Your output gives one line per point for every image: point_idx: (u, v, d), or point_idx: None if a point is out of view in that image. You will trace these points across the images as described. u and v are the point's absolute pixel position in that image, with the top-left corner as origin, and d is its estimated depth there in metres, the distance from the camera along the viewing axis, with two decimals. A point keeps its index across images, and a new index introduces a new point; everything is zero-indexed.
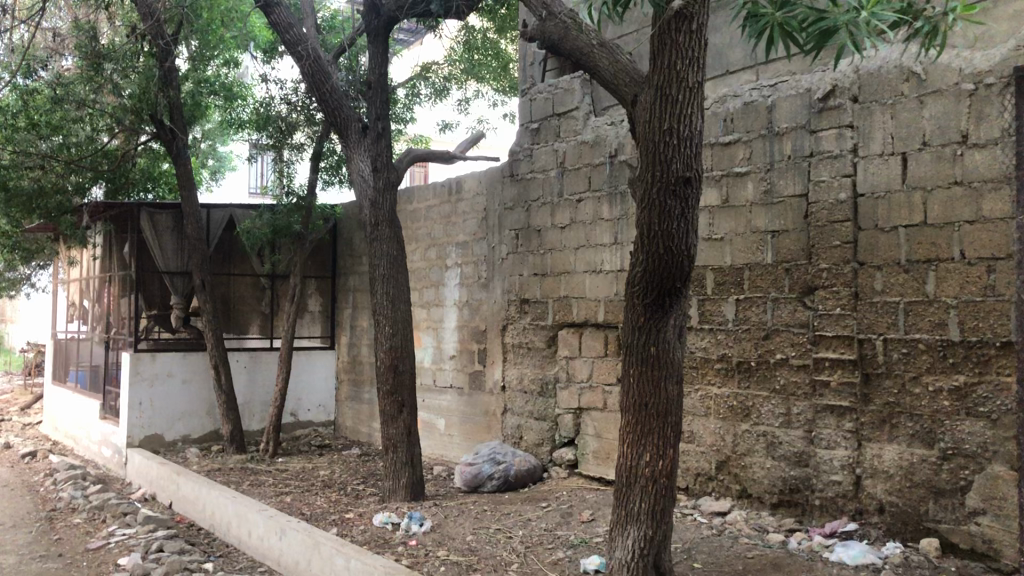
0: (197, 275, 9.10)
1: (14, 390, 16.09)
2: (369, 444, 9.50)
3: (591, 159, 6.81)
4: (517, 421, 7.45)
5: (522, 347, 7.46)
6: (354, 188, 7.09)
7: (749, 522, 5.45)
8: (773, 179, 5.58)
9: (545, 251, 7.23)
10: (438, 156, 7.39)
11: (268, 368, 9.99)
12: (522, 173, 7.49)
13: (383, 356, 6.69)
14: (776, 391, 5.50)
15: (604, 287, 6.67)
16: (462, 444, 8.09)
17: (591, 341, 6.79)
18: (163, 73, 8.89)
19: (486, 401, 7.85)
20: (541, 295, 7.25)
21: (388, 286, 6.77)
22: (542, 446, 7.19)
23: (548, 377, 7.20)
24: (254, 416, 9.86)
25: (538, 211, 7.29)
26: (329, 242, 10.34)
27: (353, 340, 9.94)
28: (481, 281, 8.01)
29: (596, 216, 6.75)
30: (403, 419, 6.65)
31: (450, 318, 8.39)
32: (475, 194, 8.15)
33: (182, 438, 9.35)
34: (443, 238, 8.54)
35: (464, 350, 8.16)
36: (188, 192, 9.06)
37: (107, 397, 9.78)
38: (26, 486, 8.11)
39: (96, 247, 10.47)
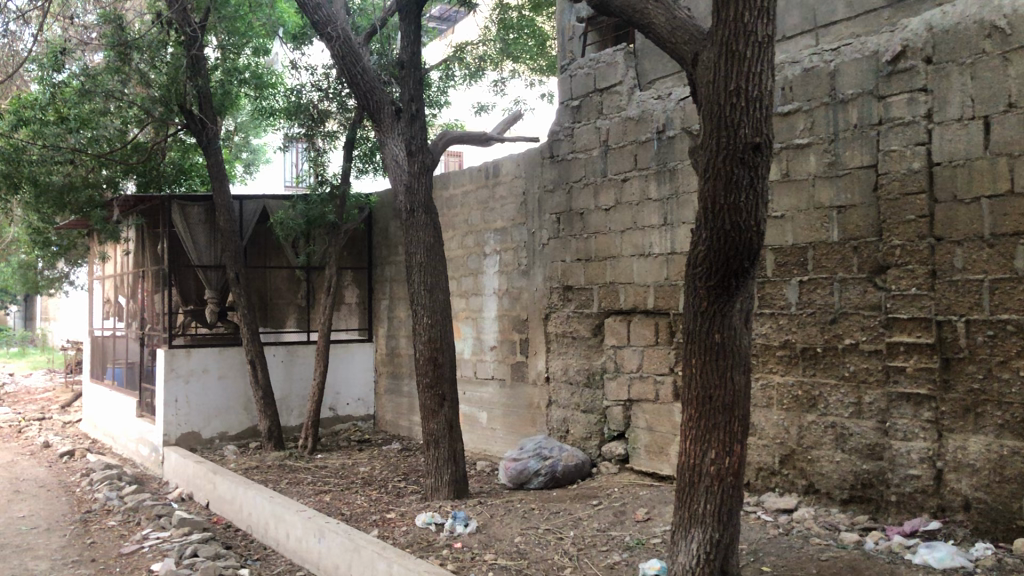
0: (230, 268, 8.86)
1: (54, 388, 16.10)
2: (409, 438, 9.22)
3: (637, 136, 6.44)
4: (563, 414, 7.11)
5: (567, 336, 7.11)
6: (388, 173, 6.79)
7: (818, 520, 5.07)
8: (837, 150, 5.17)
9: (590, 235, 6.87)
10: (475, 138, 7.05)
11: (305, 363, 9.75)
12: (563, 154, 7.13)
13: (421, 348, 6.38)
14: (845, 379, 5.11)
15: (654, 272, 6.30)
16: (505, 438, 7.77)
17: (640, 329, 6.42)
18: (190, 62, 8.65)
19: (530, 393, 7.52)
20: (586, 282, 6.90)
21: (425, 275, 6.46)
22: (590, 440, 6.85)
23: (594, 367, 6.85)
24: (292, 411, 9.63)
25: (581, 193, 6.94)
26: (364, 231, 10.06)
27: (391, 332, 9.66)
28: (522, 268, 7.66)
29: (643, 197, 6.38)
30: (444, 413, 6.34)
31: (490, 307, 8.06)
32: (513, 177, 7.80)
33: (220, 435, 9.15)
34: (481, 224, 8.21)
35: (506, 340, 7.83)
36: (219, 183, 8.83)
37: (143, 395, 9.63)
38: (63, 486, 7.96)
39: (130, 242, 10.31)
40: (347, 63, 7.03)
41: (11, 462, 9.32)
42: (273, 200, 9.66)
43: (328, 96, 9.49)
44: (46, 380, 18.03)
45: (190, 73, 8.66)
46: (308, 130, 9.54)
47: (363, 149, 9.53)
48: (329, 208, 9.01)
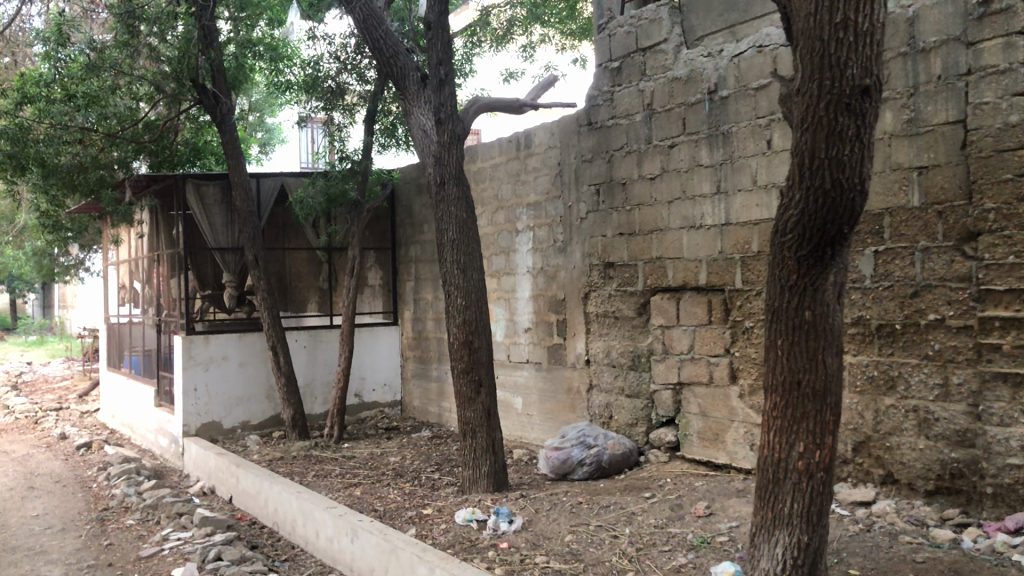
0: (249, 250, 8.43)
1: (71, 377, 15.83)
2: (439, 425, 8.80)
3: (685, 98, 5.95)
4: (605, 400, 6.65)
5: (609, 316, 6.63)
6: (416, 144, 6.29)
7: (902, 515, 4.59)
8: (918, 104, 4.65)
9: (633, 207, 6.38)
10: (507, 105, 6.55)
11: (329, 348, 9.33)
12: (602, 120, 6.63)
13: (456, 332, 5.92)
14: (928, 358, 4.63)
15: (706, 245, 5.82)
16: (543, 426, 7.33)
17: (691, 308, 5.95)
18: (202, 33, 8.18)
19: (569, 377, 7.06)
20: (630, 258, 6.42)
21: (458, 253, 5.99)
22: (637, 427, 6.39)
23: (640, 349, 6.38)
24: (316, 399, 9.23)
25: (623, 163, 6.45)
26: (386, 210, 9.60)
27: (418, 314, 9.22)
28: (557, 244, 7.18)
29: (692, 165, 5.90)
30: (482, 401, 5.89)
31: (524, 287, 7.60)
32: (546, 148, 7.29)
33: (241, 425, 8.76)
34: (512, 199, 7.72)
35: (541, 321, 7.37)
36: (235, 161, 8.37)
37: (162, 384, 9.25)
38: (79, 481, 7.59)
39: (144, 225, 9.91)
40: (369, 28, 6.63)
41: (26, 455, 8.96)
42: (291, 178, 9.19)
43: (348, 67, 9.00)
44: (64, 369, 17.78)
45: (202, 45, 8.21)
46: (326, 104, 9.06)
47: (384, 123, 9.05)
48: (350, 185, 8.52)
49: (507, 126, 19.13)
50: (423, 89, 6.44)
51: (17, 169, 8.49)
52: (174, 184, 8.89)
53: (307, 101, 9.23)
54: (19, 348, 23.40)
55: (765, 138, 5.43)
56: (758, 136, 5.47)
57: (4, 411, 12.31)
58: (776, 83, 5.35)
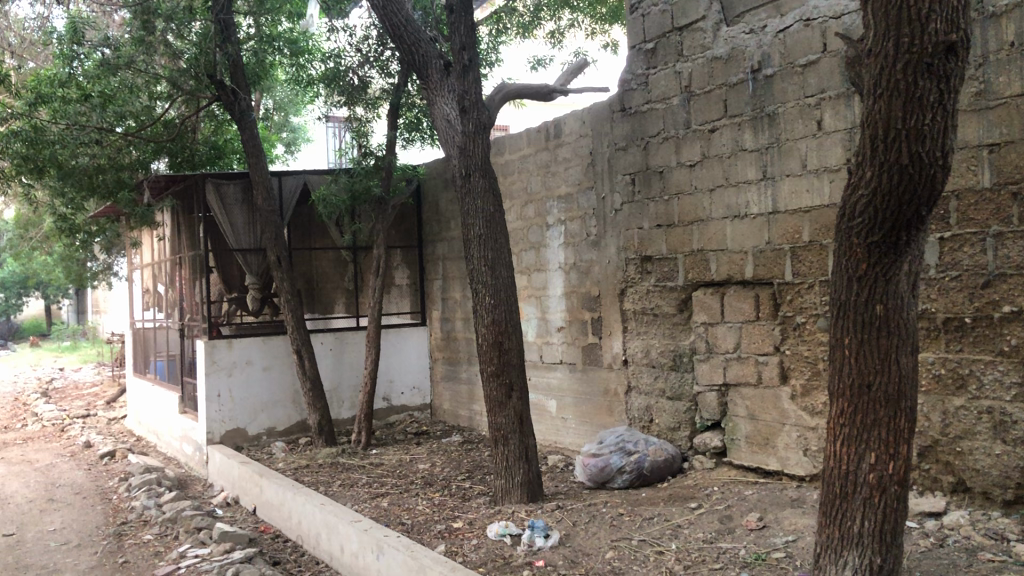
0: (272, 251, 8.15)
1: (101, 383, 15.71)
2: (470, 429, 8.47)
3: (726, 78, 5.56)
4: (644, 402, 6.27)
5: (647, 313, 6.25)
6: (439, 135, 5.94)
7: (978, 527, 4.17)
8: (987, 75, 4.22)
9: (670, 196, 5.99)
10: (536, 92, 6.18)
11: (356, 351, 9.03)
12: (636, 106, 6.25)
13: (485, 332, 5.58)
14: (1003, 354, 4.20)
15: (752, 236, 5.43)
16: (579, 430, 6.96)
17: (736, 303, 5.56)
18: (219, 28, 7.90)
19: (605, 378, 6.69)
20: (668, 251, 6.03)
21: (486, 249, 5.63)
22: (679, 430, 6.01)
23: (681, 348, 5.99)
24: (344, 403, 8.94)
25: (659, 150, 6.07)
26: (412, 206, 9.28)
27: (447, 314, 8.89)
28: (590, 239, 6.80)
29: (735, 150, 5.51)
30: (514, 405, 5.53)
31: (556, 284, 7.23)
32: (577, 137, 6.91)
33: (267, 431, 8.49)
34: (542, 192, 7.36)
35: (575, 320, 7.00)
36: (255, 159, 8.08)
37: (185, 390, 9.01)
38: (100, 493, 7.35)
39: (165, 228, 9.67)
40: (389, 14, 6.32)
41: (50, 465, 8.76)
42: (314, 176, 8.89)
43: (370, 60, 8.69)
44: (95, 374, 17.70)
45: (220, 40, 7.91)
46: (348, 98, 8.75)
47: (408, 117, 8.72)
48: (373, 181, 8.19)
49: (534, 116, 18.86)
50: (447, 77, 6.10)
51: (35, 172, 8.28)
52: (194, 183, 8.63)
53: (329, 97, 8.93)
54: (53, 354, 23.45)
55: (815, 119, 5.02)
56: (807, 116, 5.07)
57: (33, 418, 12.19)
58: (827, 59, 4.95)
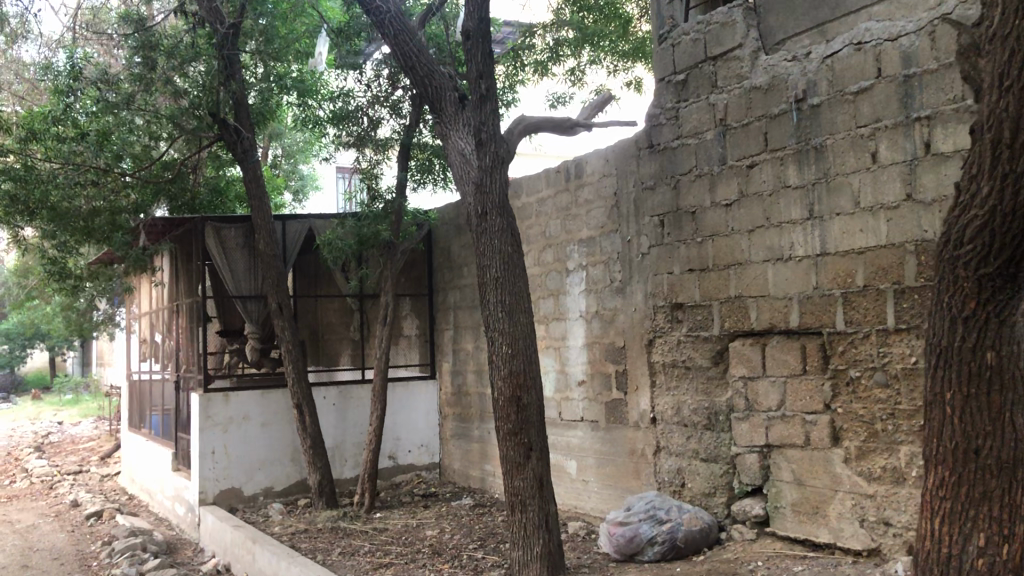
0: (274, 298, 7.66)
1: (98, 438, 15.12)
2: (481, 491, 7.88)
3: (766, 109, 5.11)
4: (676, 464, 5.71)
5: (679, 366, 5.71)
6: (453, 171, 5.49)
7: None
8: None
9: (704, 238, 5.50)
10: (557, 125, 5.73)
11: (360, 405, 8.49)
12: (665, 142, 5.80)
13: (501, 386, 5.05)
14: None
15: (798, 281, 4.91)
16: (602, 494, 6.37)
17: (780, 355, 5.03)
18: (224, 64, 7.57)
19: (631, 437, 6.12)
20: (701, 298, 5.52)
21: (502, 293, 5.13)
22: (715, 496, 5.43)
23: (717, 405, 5.44)
24: (346, 462, 8.36)
25: (691, 189, 5.60)
26: (423, 253, 8.83)
27: (457, 367, 8.37)
28: (614, 285, 6.29)
29: (777, 186, 5.04)
30: (532, 468, 4.96)
31: (576, 334, 6.71)
32: (599, 176, 6.45)
33: (264, 491, 7.90)
34: (561, 236, 6.88)
35: (598, 373, 6.46)
36: (258, 201, 7.64)
37: (179, 446, 8.46)
38: (80, 559, 6.77)
39: (164, 273, 9.22)
40: (401, 43, 5.98)
41: (30, 526, 8.18)
42: (319, 220, 8.44)
43: (381, 100, 8.30)
44: (93, 428, 17.16)
45: (224, 77, 7.60)
46: (358, 140, 8.35)
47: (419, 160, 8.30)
48: (382, 225, 7.72)
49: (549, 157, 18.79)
50: (461, 110, 5.70)
51: (25, 216, 7.83)
52: (192, 226, 8.19)
53: (338, 138, 8.54)
54: (52, 408, 22.94)
55: (870, 150, 4.54)
56: (859, 148, 4.60)
57: (22, 475, 11.61)
58: (882, 84, 4.48)
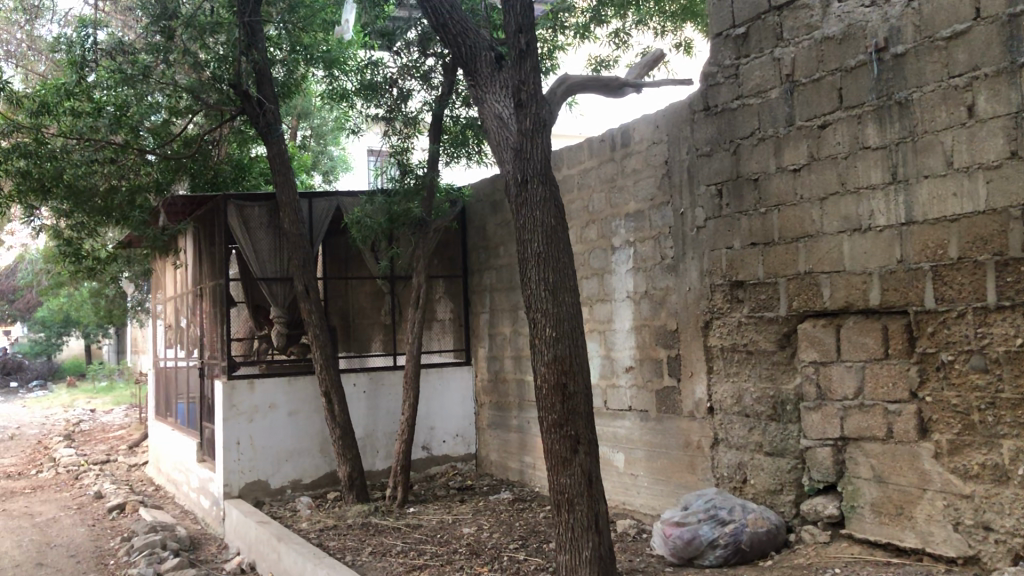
0: (299, 280, 7.23)
1: (129, 426, 14.90)
2: (520, 484, 7.42)
3: (840, 62, 4.55)
4: (737, 458, 5.21)
5: (740, 351, 5.19)
6: (490, 136, 5.01)
7: None
8: None
9: (769, 208, 4.98)
10: (603, 86, 5.21)
11: (392, 393, 8.06)
12: (723, 103, 5.27)
13: (545, 373, 4.57)
14: None
15: (879, 254, 4.37)
16: (653, 490, 5.88)
17: (858, 338, 4.50)
18: (246, 32, 7.17)
19: (685, 429, 5.62)
20: (766, 275, 5.00)
21: (545, 271, 4.63)
22: (782, 494, 4.92)
23: (784, 393, 4.92)
24: (378, 453, 7.93)
25: (753, 154, 5.07)
26: (457, 232, 8.35)
27: (494, 352, 7.90)
28: (665, 263, 5.77)
29: (852, 148, 4.49)
30: (580, 463, 4.48)
31: (623, 317, 6.21)
32: (648, 144, 5.93)
33: (292, 483, 7.51)
34: (606, 211, 6.37)
35: (648, 359, 5.95)
36: (283, 177, 7.21)
37: (205, 436, 8.09)
38: (98, 556, 6.42)
39: (187, 256, 8.84)
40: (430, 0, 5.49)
41: (51, 520, 7.87)
42: (348, 198, 7.99)
43: (410, 72, 7.78)
44: (124, 417, 16.99)
45: (245, 46, 7.18)
46: (388, 113, 7.89)
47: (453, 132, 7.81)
48: (413, 202, 7.26)
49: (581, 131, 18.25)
50: (498, 71, 5.22)
51: (38, 196, 7.46)
52: (215, 205, 7.79)
53: (367, 111, 8.08)
54: (87, 395, 22.92)
55: (966, 104, 3.97)
56: (952, 102, 4.02)
57: (50, 464, 11.36)
58: (981, 27, 3.90)
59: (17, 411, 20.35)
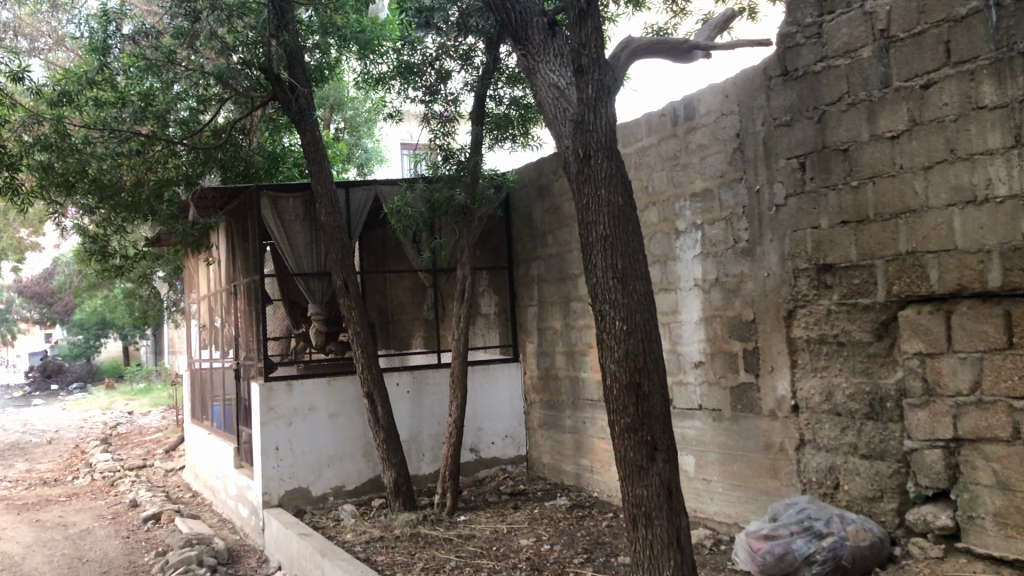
0: (338, 275, 6.78)
1: (166, 429, 14.62)
2: (577, 489, 6.92)
3: (948, 11, 3.96)
4: (827, 461, 4.68)
5: (830, 342, 4.66)
6: (546, 109, 4.52)
7: None
8: None
9: (863, 181, 4.43)
10: (670, 50, 4.70)
11: (437, 393, 7.61)
12: (805, 66, 4.72)
13: (615, 371, 4.07)
14: None
15: (999, 229, 3.79)
16: (728, 496, 5.37)
17: (975, 325, 3.92)
18: (276, 12, 6.79)
19: (765, 430, 5.09)
20: (860, 257, 4.46)
21: (611, 256, 4.12)
22: (883, 502, 4.37)
23: (884, 389, 4.38)
24: (424, 457, 7.48)
25: (841, 122, 4.53)
26: (503, 221, 7.87)
27: (544, 347, 7.41)
28: (738, 246, 5.24)
29: (964, 109, 3.92)
30: (658, 472, 3.98)
31: (690, 307, 5.69)
32: (715, 116, 5.40)
33: (334, 490, 7.08)
34: (668, 191, 5.85)
35: (720, 352, 5.43)
36: (318, 165, 6.77)
37: (242, 441, 7.70)
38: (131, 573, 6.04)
39: (220, 252, 8.46)
40: None
41: (85, 531, 7.54)
42: (386, 186, 7.55)
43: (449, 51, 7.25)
44: (160, 419, 16.75)
45: (275, 26, 6.79)
46: (427, 96, 7.42)
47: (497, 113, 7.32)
48: (456, 189, 6.78)
49: None
50: (552, 39, 4.75)
51: (62, 190, 7.06)
52: (247, 197, 7.39)
53: (405, 94, 7.62)
54: (125, 397, 22.81)
55: None
56: None
57: (86, 470, 11.09)
58: None
59: (56, 415, 20.24)
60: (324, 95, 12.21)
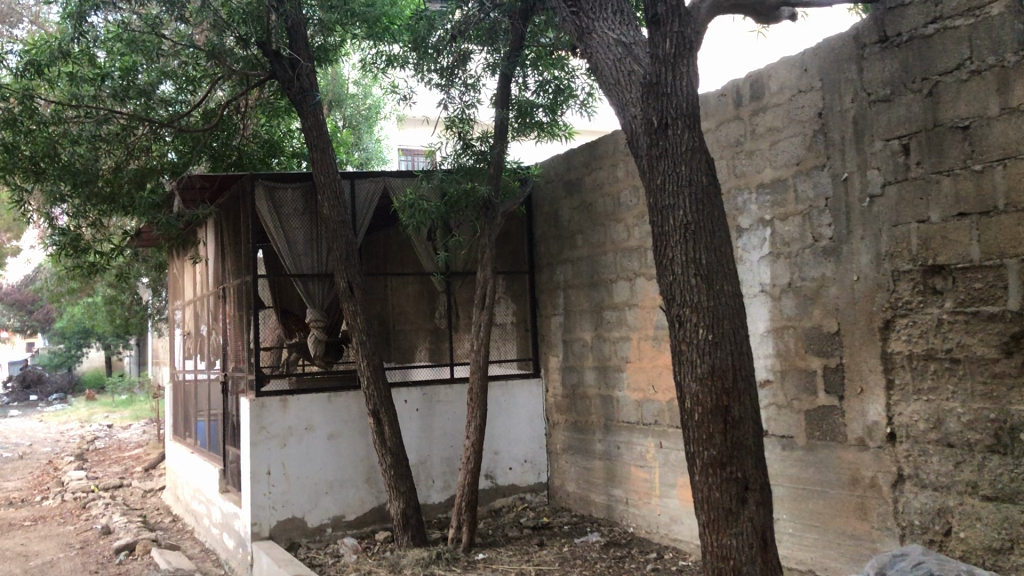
0: (341, 277, 5.96)
1: (147, 444, 13.71)
2: (609, 522, 6.11)
3: None
4: (935, 502, 3.88)
5: (942, 359, 3.87)
6: (606, 75, 3.77)
7: None
8: None
9: (989, 163, 3.66)
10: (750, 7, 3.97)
11: (450, 412, 6.79)
12: (911, 30, 3.97)
13: (697, 391, 3.28)
14: None
15: None
16: (801, 539, 4.59)
17: None
18: None
19: (852, 462, 4.30)
20: (984, 257, 3.69)
21: (691, 249, 3.33)
22: (1013, 554, 3.55)
23: (1015, 416, 3.57)
24: (434, 484, 6.65)
25: (960, 94, 3.77)
26: (525, 221, 7.10)
27: (571, 362, 6.62)
28: (818, 246, 4.48)
29: None
30: (751, 518, 3.17)
31: (752, 317, 4.92)
32: (789, 94, 4.65)
33: (333, 522, 6.23)
34: (728, 183, 5.10)
35: (793, 371, 4.66)
36: (321, 149, 5.97)
37: (229, 463, 6.86)
38: None
39: (208, 253, 7.64)
40: None
41: (48, 564, 6.67)
42: (397, 179, 6.74)
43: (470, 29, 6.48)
44: (141, 433, 15.79)
45: None
46: (442, 79, 6.62)
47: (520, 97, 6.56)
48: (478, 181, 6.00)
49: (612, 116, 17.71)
50: None
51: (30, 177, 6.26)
52: (240, 188, 6.58)
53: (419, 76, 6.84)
54: (104, 409, 21.83)
55: None
56: None
57: (56, 489, 10.18)
58: None
59: (32, 426, 19.29)
60: (324, 89, 11.54)
